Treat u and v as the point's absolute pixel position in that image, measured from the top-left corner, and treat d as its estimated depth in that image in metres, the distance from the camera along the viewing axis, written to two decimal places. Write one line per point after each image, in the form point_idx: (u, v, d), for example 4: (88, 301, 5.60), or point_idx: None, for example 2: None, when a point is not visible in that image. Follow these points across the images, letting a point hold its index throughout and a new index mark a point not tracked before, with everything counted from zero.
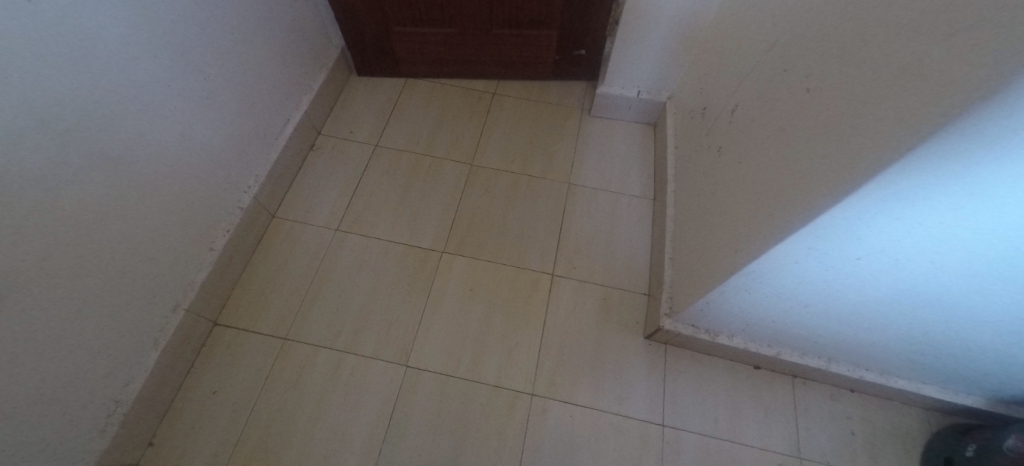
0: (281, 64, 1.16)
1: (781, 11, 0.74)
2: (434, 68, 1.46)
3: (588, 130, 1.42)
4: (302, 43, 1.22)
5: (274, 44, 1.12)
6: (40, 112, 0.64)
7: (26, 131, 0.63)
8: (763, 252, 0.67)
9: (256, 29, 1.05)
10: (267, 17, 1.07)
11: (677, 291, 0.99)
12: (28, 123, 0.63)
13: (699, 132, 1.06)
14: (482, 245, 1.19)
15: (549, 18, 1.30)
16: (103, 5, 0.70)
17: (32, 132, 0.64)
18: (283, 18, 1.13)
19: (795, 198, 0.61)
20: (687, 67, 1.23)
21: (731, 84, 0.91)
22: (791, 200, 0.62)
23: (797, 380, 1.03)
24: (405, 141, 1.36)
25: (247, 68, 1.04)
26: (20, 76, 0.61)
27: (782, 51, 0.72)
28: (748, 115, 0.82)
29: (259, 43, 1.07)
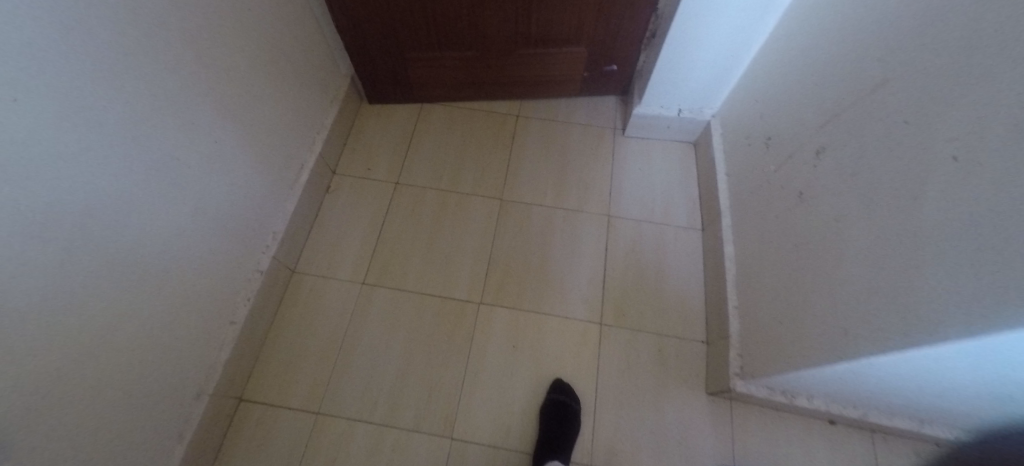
0: (291, 106, 1.06)
1: (890, 46, 0.63)
2: (452, 92, 1.34)
3: (623, 153, 1.31)
4: (310, 79, 1.11)
5: (282, 87, 1.01)
6: (44, 225, 0.54)
7: (31, 250, 0.53)
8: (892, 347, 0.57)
9: (262, 73, 0.94)
10: (273, 58, 0.96)
11: (749, 348, 0.90)
12: (33, 242, 0.53)
13: (763, 165, 0.95)
14: (523, 293, 1.10)
15: (580, 35, 1.18)
16: (107, 83, 0.60)
17: (37, 249, 0.54)
18: (290, 56, 1.02)
19: None
20: (736, 84, 1.12)
21: (811, 119, 0.80)
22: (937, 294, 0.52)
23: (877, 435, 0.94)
24: (427, 176, 1.25)
25: (254, 119, 0.93)
26: (24, 189, 0.51)
27: (893, 95, 0.62)
28: (840, 162, 0.71)
29: (268, 88, 0.96)
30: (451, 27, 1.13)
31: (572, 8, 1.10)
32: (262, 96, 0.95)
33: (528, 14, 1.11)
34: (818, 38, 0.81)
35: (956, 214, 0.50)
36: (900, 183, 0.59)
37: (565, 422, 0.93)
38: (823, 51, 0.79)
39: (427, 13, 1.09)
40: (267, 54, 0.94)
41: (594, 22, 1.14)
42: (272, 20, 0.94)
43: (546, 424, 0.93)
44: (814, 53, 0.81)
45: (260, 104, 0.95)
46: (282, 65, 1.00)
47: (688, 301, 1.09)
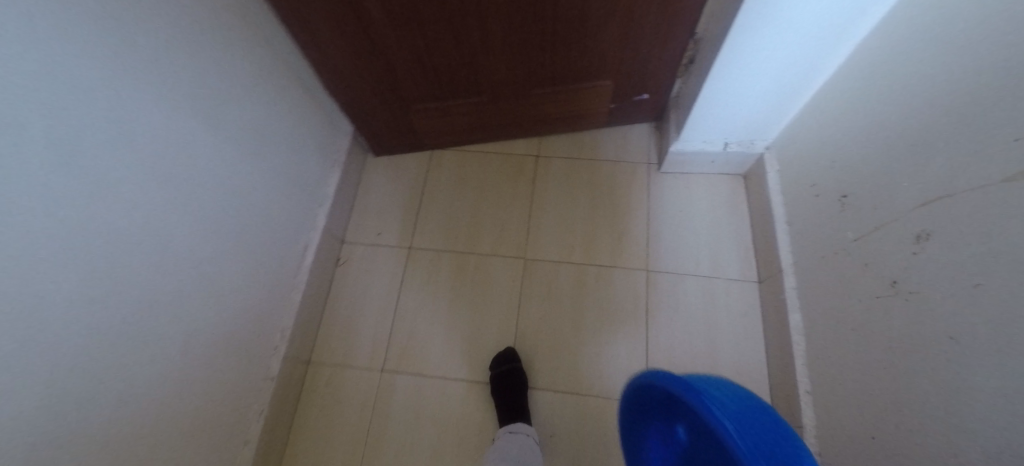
0: (288, 187, 0.96)
1: None
2: (463, 137, 1.21)
3: (660, 192, 1.16)
4: (306, 151, 1.01)
5: (274, 171, 0.91)
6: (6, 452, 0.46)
7: None
8: None
9: (252, 165, 0.84)
10: (262, 144, 0.86)
11: (831, 449, 0.77)
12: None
13: (839, 228, 0.79)
14: (558, 370, 1.00)
15: (605, 68, 1.02)
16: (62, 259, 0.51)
17: None
18: (280, 136, 0.92)
19: None
20: (796, 115, 0.95)
21: (908, 190, 0.64)
22: None
23: None
24: (444, 237, 1.15)
25: (248, 217, 0.84)
26: None
27: None
28: (959, 260, 0.56)
29: (260, 177, 0.87)
30: (458, 76, 1.00)
31: (595, 42, 0.94)
32: (256, 189, 0.85)
33: (545, 54, 0.96)
34: (919, 86, 0.63)
35: None
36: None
37: None
38: (927, 104, 0.62)
39: (429, 66, 0.95)
40: (256, 142, 0.84)
41: (622, 54, 0.98)
42: (258, 105, 0.83)
43: None
44: (912, 104, 0.64)
45: (254, 200, 0.85)
46: (275, 148, 0.90)
47: (747, 371, 0.97)
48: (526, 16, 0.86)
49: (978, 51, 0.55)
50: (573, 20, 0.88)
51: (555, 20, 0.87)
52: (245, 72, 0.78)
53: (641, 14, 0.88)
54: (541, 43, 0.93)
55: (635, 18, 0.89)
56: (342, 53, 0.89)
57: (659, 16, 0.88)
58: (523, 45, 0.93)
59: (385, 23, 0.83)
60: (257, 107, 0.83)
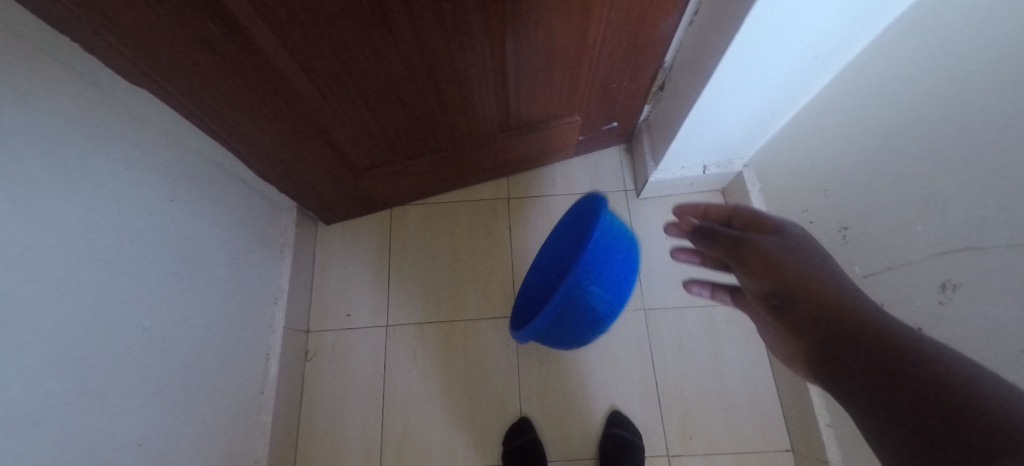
0: (233, 296, 0.81)
1: None
2: (423, 191, 1.09)
3: (643, 221, 1.11)
4: (247, 246, 0.86)
5: (215, 284, 0.76)
6: None
7: None
8: None
9: (187, 289, 0.70)
10: (195, 260, 0.72)
11: None
12: None
13: (841, 261, 0.76)
14: (571, 435, 0.95)
15: (573, 105, 0.94)
16: None
17: None
18: (215, 240, 0.77)
19: None
20: (776, 133, 0.91)
21: (923, 235, 0.61)
22: None
23: None
24: (423, 306, 1.04)
25: (191, 353, 0.70)
26: None
27: None
28: (991, 319, 0.53)
29: (198, 300, 0.72)
30: (412, 136, 0.88)
31: (562, 83, 0.86)
32: (194, 319, 0.71)
33: (506, 101, 0.86)
34: (924, 122, 0.60)
35: None
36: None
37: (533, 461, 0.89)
38: (939, 144, 0.58)
39: (378, 132, 0.83)
40: (183, 266, 0.69)
41: (590, 90, 0.90)
42: (177, 222, 0.68)
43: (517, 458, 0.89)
44: (918, 142, 0.61)
45: (194, 333, 0.71)
46: (210, 258, 0.75)
47: (760, 401, 0.95)
48: (484, 69, 0.75)
49: (991, 95, 0.51)
50: (535, 67, 0.79)
51: (516, 69, 0.77)
52: (152, 188, 0.63)
53: (609, 53, 0.80)
54: (502, 92, 0.83)
55: (602, 57, 0.80)
56: (273, 140, 0.75)
57: (628, 50, 0.81)
58: (481, 97, 0.83)
59: (320, 101, 0.70)
60: (177, 225, 0.68)
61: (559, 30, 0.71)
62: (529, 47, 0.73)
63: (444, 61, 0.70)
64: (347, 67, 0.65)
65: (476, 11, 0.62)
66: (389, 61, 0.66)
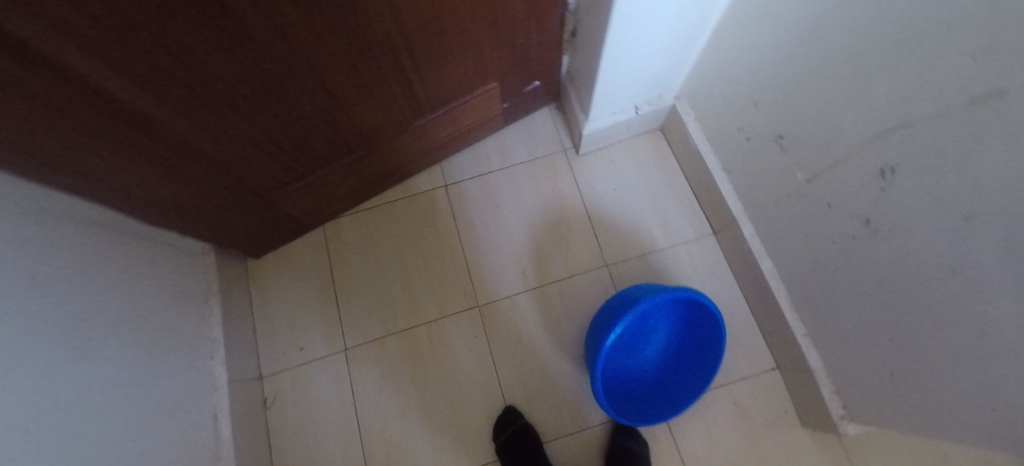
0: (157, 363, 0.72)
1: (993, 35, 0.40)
2: (351, 198, 1.01)
3: (587, 178, 1.06)
4: (160, 303, 0.76)
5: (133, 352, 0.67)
6: None
7: None
8: None
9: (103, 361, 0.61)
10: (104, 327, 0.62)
11: (848, 389, 0.75)
12: None
13: (783, 171, 0.74)
14: (561, 411, 0.91)
15: (484, 72, 0.86)
16: None
17: None
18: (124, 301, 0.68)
19: None
20: (697, 57, 0.87)
21: (855, 124, 0.58)
22: None
23: None
24: (379, 319, 0.97)
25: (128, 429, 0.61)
26: None
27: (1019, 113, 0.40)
28: (935, 193, 0.51)
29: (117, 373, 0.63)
30: (314, 140, 0.79)
31: (465, 50, 0.78)
32: (117, 399, 0.62)
33: (409, 82, 0.78)
34: (833, 7, 0.56)
35: None
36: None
37: (532, 448, 0.85)
38: (852, 26, 0.54)
39: (271, 143, 0.74)
40: (91, 343, 0.60)
41: (497, 52, 0.82)
42: (77, 290, 0.59)
43: (515, 448, 0.85)
44: (833, 30, 0.57)
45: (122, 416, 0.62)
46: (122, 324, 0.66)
47: (737, 328, 0.93)
48: (369, 51, 0.66)
49: None
50: (427, 37, 0.70)
51: (405, 43, 0.68)
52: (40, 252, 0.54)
53: (507, 8, 0.72)
54: (399, 72, 0.74)
55: (499, 11, 0.72)
56: (148, 182, 0.64)
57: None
58: (377, 83, 0.74)
59: (186, 124, 0.59)
60: (74, 299, 0.58)
61: None
62: (412, 15, 0.64)
63: (316, 49, 0.61)
64: (206, 82, 0.55)
65: None
66: (248, 61, 0.56)
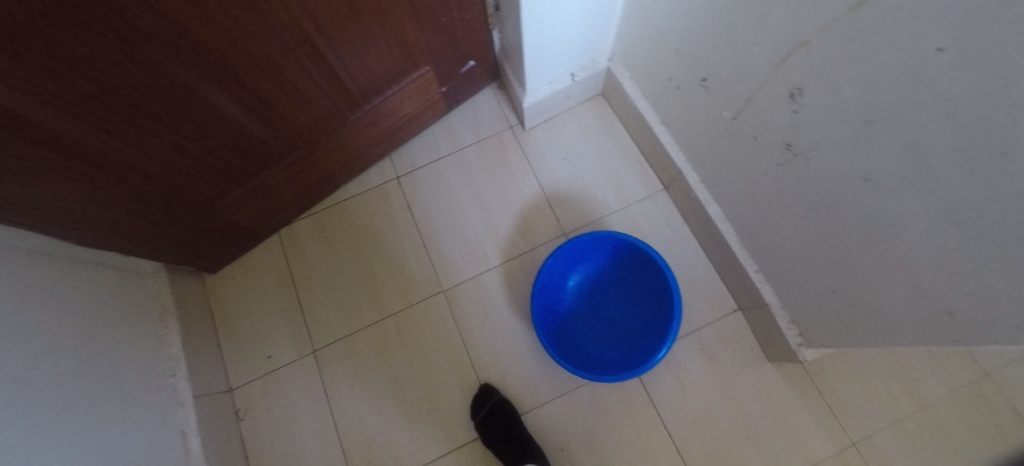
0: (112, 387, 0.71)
1: None
2: (303, 201, 1.00)
3: (536, 152, 1.07)
4: (111, 328, 0.75)
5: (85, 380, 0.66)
6: None
7: None
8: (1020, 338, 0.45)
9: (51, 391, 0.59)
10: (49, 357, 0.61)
11: (799, 316, 0.77)
12: None
13: (712, 114, 0.75)
14: (535, 381, 0.92)
15: (414, 57, 0.85)
16: None
17: None
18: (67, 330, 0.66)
19: None
20: (621, 17, 0.88)
21: (763, 53, 0.60)
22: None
23: None
24: (344, 318, 0.97)
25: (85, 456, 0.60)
26: None
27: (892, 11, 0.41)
28: (839, 107, 0.52)
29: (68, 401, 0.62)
30: (245, 143, 0.77)
31: (388, 35, 0.77)
32: (71, 427, 0.60)
33: (336, 76, 0.77)
34: None
35: None
36: (972, 148, 0.40)
37: (510, 422, 0.86)
38: None
39: (198, 148, 0.72)
40: (36, 372, 0.59)
41: (420, 34, 0.81)
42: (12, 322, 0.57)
43: (494, 425, 0.86)
44: None
45: (79, 442, 0.61)
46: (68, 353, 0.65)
47: (697, 277, 0.95)
48: (281, 43, 0.64)
49: None
50: (343, 24, 0.68)
51: (319, 32, 0.67)
52: None
53: None
54: (322, 65, 0.72)
55: None
56: (70, 194, 0.64)
57: None
58: (300, 78, 0.72)
59: (97, 133, 0.59)
60: (16, 329, 0.58)
61: None
62: (322, 3, 0.63)
63: (223, 44, 0.59)
64: (108, 89, 0.55)
65: None
66: (147, 58, 0.54)
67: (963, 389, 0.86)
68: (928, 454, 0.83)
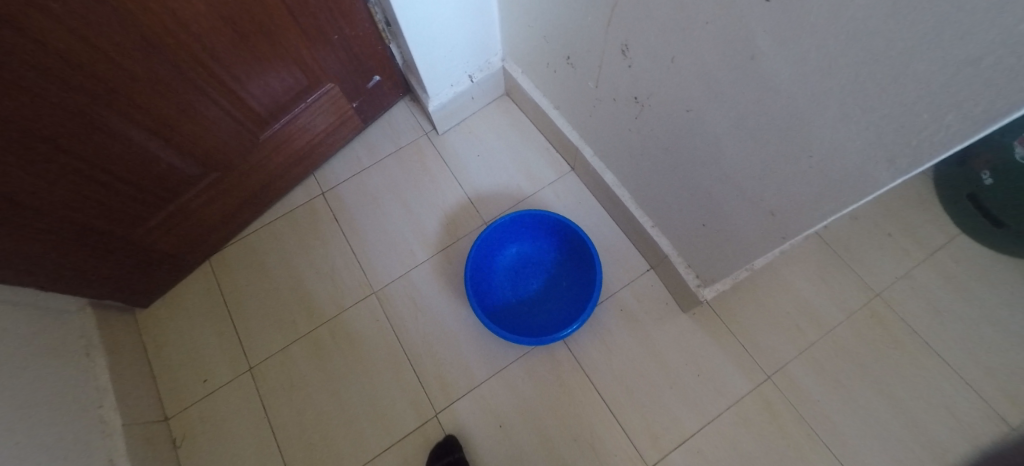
0: (51, 408, 0.72)
1: None
2: (228, 225, 1.03)
3: (452, 152, 1.14)
4: (41, 358, 0.75)
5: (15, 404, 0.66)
6: None
7: None
8: (817, 220, 0.53)
9: None
10: None
11: (691, 258, 0.85)
12: None
13: (583, 87, 0.84)
14: (471, 363, 0.95)
15: (315, 74, 0.92)
16: None
17: None
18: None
19: (861, 157, 0.43)
20: (501, 18, 0.97)
21: (597, 20, 0.68)
22: (832, 158, 0.46)
23: (827, 237, 1.00)
24: (279, 331, 0.99)
25: None
26: None
27: None
28: (656, 52, 0.60)
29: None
30: (155, 168, 0.81)
31: (281, 54, 0.84)
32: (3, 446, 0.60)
33: (235, 95, 0.83)
34: None
35: (806, 61, 0.42)
36: (739, 57, 0.49)
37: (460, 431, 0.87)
38: None
39: (106, 177, 0.75)
40: None
41: (315, 52, 0.89)
42: None
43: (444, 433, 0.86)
44: None
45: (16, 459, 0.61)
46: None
47: (609, 245, 1.02)
48: (171, 64, 0.70)
49: None
50: (230, 45, 0.75)
51: (209, 53, 0.73)
52: None
53: (302, 7, 0.80)
54: (218, 84, 0.79)
55: (295, 10, 0.79)
56: None
57: None
58: (198, 98, 0.78)
59: (6, 170, 0.62)
60: None
61: None
62: (204, 25, 0.70)
63: (111, 68, 0.64)
64: (8, 123, 0.59)
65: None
66: (37, 85, 0.59)
67: (857, 311, 0.94)
68: (832, 372, 0.90)
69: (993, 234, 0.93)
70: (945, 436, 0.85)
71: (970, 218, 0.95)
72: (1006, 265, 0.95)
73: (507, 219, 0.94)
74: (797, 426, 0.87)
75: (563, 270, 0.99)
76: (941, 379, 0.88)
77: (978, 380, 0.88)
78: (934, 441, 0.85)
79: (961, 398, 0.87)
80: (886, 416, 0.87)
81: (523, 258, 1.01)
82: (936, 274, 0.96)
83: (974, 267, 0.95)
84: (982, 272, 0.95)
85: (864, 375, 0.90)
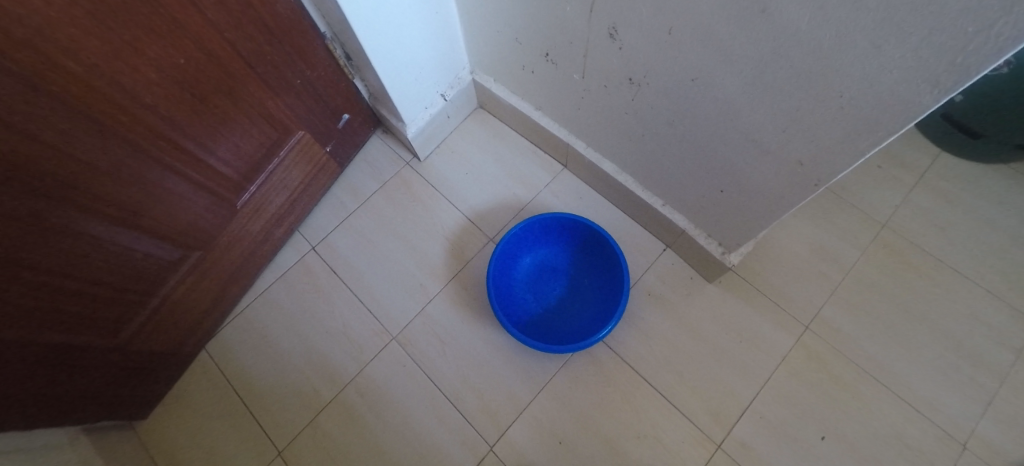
0: None
1: None
2: (217, 305, 0.94)
3: (439, 176, 1.10)
4: None
5: None
6: None
7: None
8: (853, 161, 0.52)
9: None
10: None
11: (710, 227, 0.84)
12: None
13: (567, 81, 0.82)
14: (514, 386, 0.91)
15: (282, 124, 0.86)
16: None
17: None
18: None
19: (900, 86, 0.42)
20: (463, 29, 0.95)
21: (576, 10, 0.66)
22: (867, 94, 0.45)
23: None
24: (301, 404, 0.91)
25: None
26: None
27: None
28: (650, 27, 0.59)
29: None
30: (129, 262, 0.73)
31: (244, 111, 0.78)
32: None
33: (202, 164, 0.76)
34: None
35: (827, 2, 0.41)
36: (746, 15, 0.48)
37: None
38: None
39: (77, 284, 0.66)
40: None
41: (280, 101, 0.83)
42: None
43: None
44: None
45: None
46: None
47: (621, 233, 1.01)
48: (128, 144, 0.63)
49: None
50: (189, 110, 0.69)
51: (168, 124, 0.67)
52: None
53: (259, 55, 0.74)
54: (183, 156, 0.72)
55: (252, 60, 0.73)
56: None
57: (271, 41, 0.75)
58: (163, 176, 0.70)
59: None
60: None
61: (171, 60, 0.62)
62: (158, 95, 0.63)
63: (66, 164, 0.57)
64: None
65: (39, 88, 0.50)
66: None
67: (870, 244, 0.96)
68: (863, 308, 0.92)
69: (974, 147, 0.97)
70: (980, 342, 0.88)
71: (948, 136, 1.00)
72: (989, 172, 1.00)
73: (518, 230, 0.90)
74: (846, 368, 0.88)
75: (582, 269, 0.96)
76: (961, 291, 0.91)
77: (995, 283, 0.91)
78: (972, 350, 0.87)
79: (985, 303, 0.90)
80: (923, 337, 0.89)
81: (539, 267, 0.97)
82: (929, 192, 0.99)
83: (961, 179, 1.00)
84: (969, 183, 0.99)
85: (893, 302, 0.92)
